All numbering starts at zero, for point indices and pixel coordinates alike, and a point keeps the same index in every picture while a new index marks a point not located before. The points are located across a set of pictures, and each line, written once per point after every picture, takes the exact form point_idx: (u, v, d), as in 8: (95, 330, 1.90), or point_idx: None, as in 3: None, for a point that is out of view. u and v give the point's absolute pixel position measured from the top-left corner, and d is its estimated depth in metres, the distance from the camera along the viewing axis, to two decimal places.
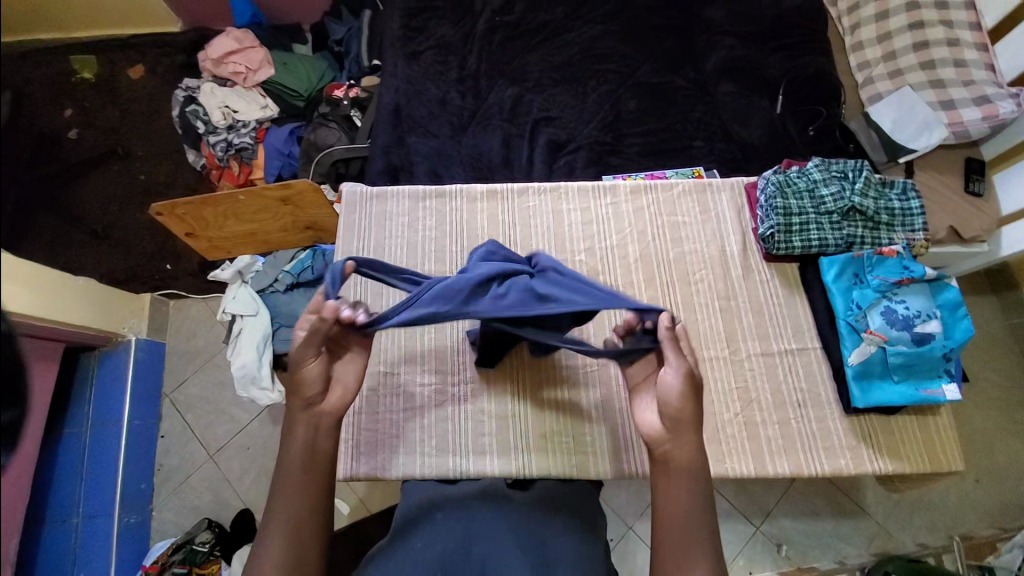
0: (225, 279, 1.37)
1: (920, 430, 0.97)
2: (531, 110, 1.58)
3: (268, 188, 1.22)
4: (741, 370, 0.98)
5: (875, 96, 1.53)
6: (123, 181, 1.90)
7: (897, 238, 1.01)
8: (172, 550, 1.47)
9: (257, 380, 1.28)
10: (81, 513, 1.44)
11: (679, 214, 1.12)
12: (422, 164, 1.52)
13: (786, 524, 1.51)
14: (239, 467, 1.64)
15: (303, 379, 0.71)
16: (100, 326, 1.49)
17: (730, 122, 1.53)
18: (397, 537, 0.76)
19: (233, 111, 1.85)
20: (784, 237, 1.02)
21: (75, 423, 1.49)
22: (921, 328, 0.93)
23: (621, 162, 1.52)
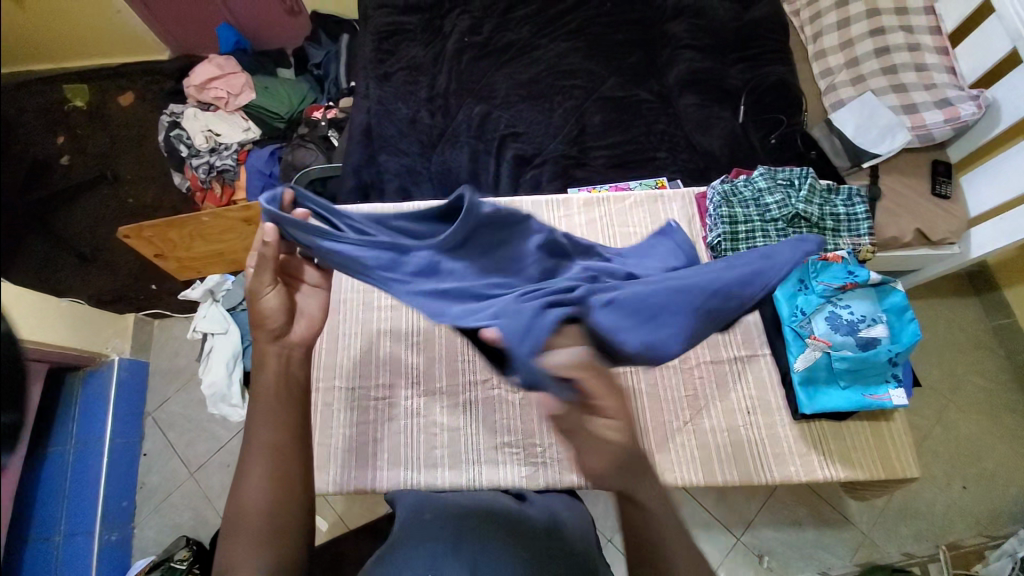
0: (196, 298, 1.38)
1: (873, 436, 0.97)
2: (499, 127, 1.61)
3: (230, 209, 1.28)
4: (690, 378, 1.00)
5: (837, 103, 1.54)
6: (112, 205, 1.92)
7: (842, 242, 1.05)
8: (151, 568, 1.46)
9: (227, 398, 1.30)
10: (63, 530, 1.43)
11: (630, 225, 1.16)
12: (392, 182, 1.54)
13: (766, 535, 1.45)
14: (219, 484, 1.64)
15: (264, 312, 0.71)
16: (85, 346, 1.52)
17: (693, 133, 1.56)
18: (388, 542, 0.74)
19: (216, 135, 1.90)
20: (730, 245, 1.05)
21: (58, 441, 1.48)
22: (866, 332, 0.93)
23: (587, 174, 1.54)
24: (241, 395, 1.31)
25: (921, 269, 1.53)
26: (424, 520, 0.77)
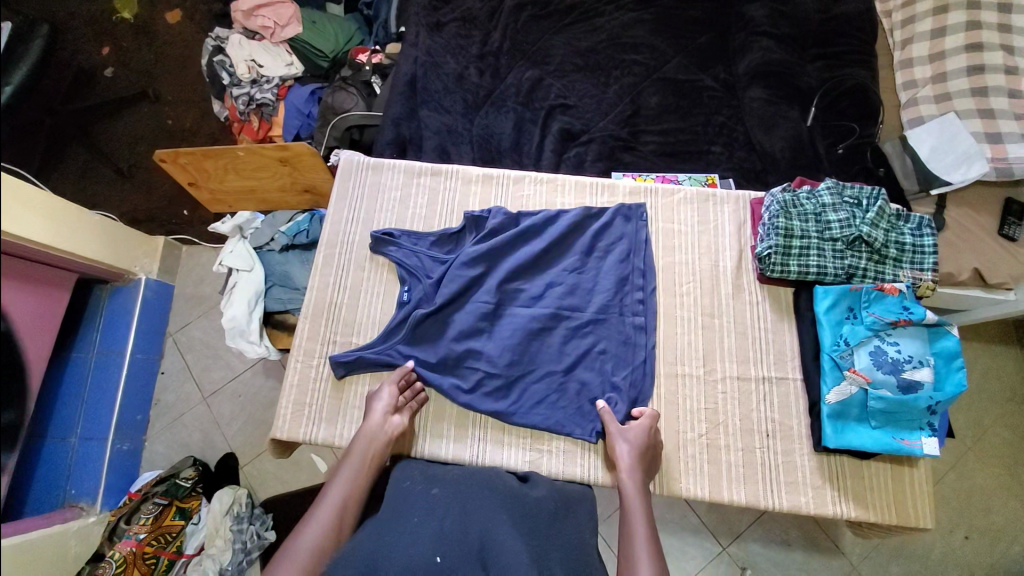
0: (224, 232, 1.38)
1: (892, 480, 0.93)
2: (548, 96, 1.53)
3: (265, 147, 1.23)
4: (712, 391, 0.97)
5: (917, 119, 1.41)
6: (151, 123, 1.90)
7: (902, 274, 0.98)
8: (156, 481, 1.51)
9: (246, 333, 1.29)
10: (79, 433, 1.49)
11: (675, 222, 1.09)
12: (431, 140, 1.49)
13: (753, 549, 1.44)
14: (229, 413, 1.70)
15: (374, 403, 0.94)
16: (112, 262, 1.53)
17: (754, 129, 1.45)
18: (390, 515, 0.75)
19: (258, 66, 1.83)
20: (781, 259, 0.98)
21: (81, 348, 1.54)
22: (910, 374, 0.88)
23: (634, 160, 1.46)
24: (259, 333, 1.31)
25: (969, 310, 1.40)
26: (430, 494, 0.79)
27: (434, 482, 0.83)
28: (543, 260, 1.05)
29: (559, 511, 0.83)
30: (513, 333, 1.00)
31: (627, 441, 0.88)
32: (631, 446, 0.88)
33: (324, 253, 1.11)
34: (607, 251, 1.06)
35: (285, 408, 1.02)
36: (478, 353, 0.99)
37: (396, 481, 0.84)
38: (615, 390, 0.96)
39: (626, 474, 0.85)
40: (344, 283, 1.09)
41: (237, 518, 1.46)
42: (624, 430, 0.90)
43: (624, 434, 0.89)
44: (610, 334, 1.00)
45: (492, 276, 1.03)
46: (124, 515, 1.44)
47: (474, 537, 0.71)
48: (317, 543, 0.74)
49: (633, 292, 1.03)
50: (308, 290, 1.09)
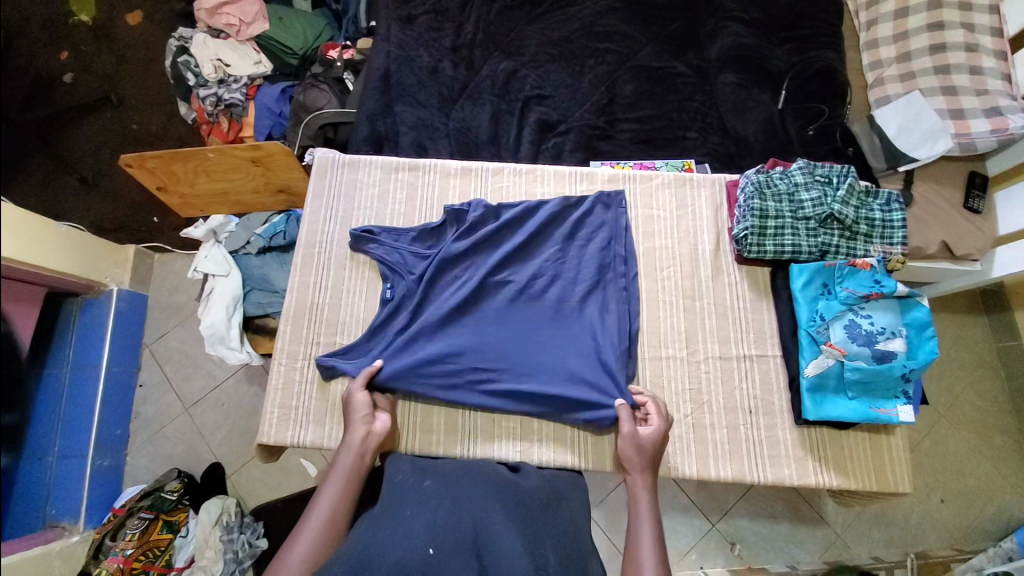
0: (198, 238, 1.35)
1: (870, 448, 0.96)
2: (524, 87, 1.52)
3: (236, 148, 1.20)
4: (696, 371, 0.99)
5: (883, 98, 1.44)
6: (115, 129, 1.83)
7: (873, 249, 1.01)
8: (141, 496, 1.48)
9: (225, 339, 1.26)
10: (56, 452, 1.43)
11: (654, 207, 1.10)
12: (408, 135, 1.47)
13: (742, 524, 1.48)
14: (213, 422, 1.66)
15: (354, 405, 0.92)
16: (84, 273, 1.49)
17: (728, 114, 1.47)
18: (383, 509, 0.75)
19: (224, 65, 1.78)
20: (757, 240, 1.00)
21: (56, 363, 1.47)
22: (883, 345, 0.91)
23: (611, 148, 1.47)
24: (239, 339, 1.28)
25: (941, 283, 1.47)
26: (423, 487, 0.79)
27: (425, 475, 0.83)
28: (526, 253, 1.05)
29: (549, 498, 0.84)
30: (498, 324, 1.01)
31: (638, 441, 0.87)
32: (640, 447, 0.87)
33: (302, 254, 1.09)
34: (588, 240, 1.06)
35: (271, 412, 1.00)
36: (464, 347, 0.98)
37: (389, 478, 0.84)
38: (605, 376, 0.96)
39: (637, 473, 0.85)
40: (325, 283, 1.07)
41: (227, 528, 1.44)
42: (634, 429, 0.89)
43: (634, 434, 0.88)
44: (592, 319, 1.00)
45: (475, 271, 1.03)
46: (109, 532, 1.40)
47: (468, 524, 0.71)
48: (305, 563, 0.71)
49: (616, 280, 1.03)
50: (288, 292, 1.07)
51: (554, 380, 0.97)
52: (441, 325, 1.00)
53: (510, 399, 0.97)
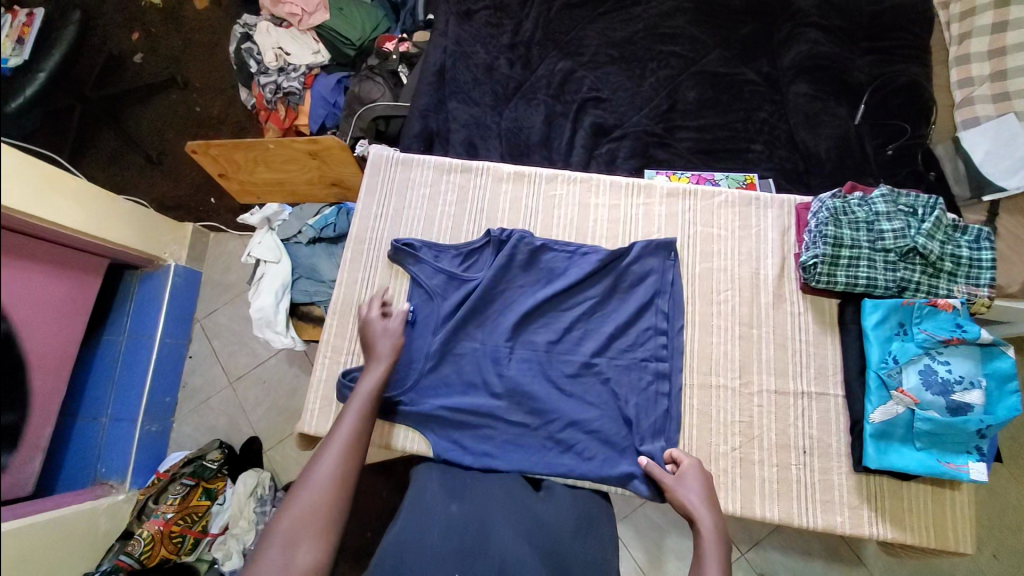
0: (254, 224, 1.40)
1: (932, 503, 0.88)
2: (580, 89, 1.48)
3: (295, 140, 1.22)
4: (748, 405, 0.94)
5: (971, 120, 1.31)
6: (180, 110, 1.92)
7: (957, 289, 0.92)
8: (183, 463, 1.55)
9: (272, 323, 1.30)
10: (110, 414, 1.54)
11: (715, 226, 1.05)
12: (459, 132, 1.45)
13: (773, 557, 1.41)
14: (253, 399, 1.73)
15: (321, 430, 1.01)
16: (144, 248, 1.56)
17: (798, 128, 1.38)
18: (408, 528, 0.74)
19: (285, 53, 1.82)
20: (827, 269, 0.93)
21: (114, 331, 1.59)
22: (959, 396, 0.83)
23: (667, 157, 1.41)
24: (285, 324, 1.32)
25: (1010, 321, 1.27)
26: (450, 513, 0.77)
27: (454, 498, 0.81)
28: (563, 302, 1.01)
29: (584, 527, 0.81)
30: (541, 337, 0.99)
31: (694, 490, 0.83)
32: (698, 495, 0.82)
33: (351, 249, 1.10)
34: (630, 290, 1.01)
35: (313, 405, 1.02)
36: (494, 393, 0.96)
37: (415, 496, 0.82)
38: (643, 426, 0.92)
39: (702, 516, 0.79)
40: (373, 281, 1.08)
41: (260, 500, 1.51)
42: (682, 479, 0.85)
43: (684, 485, 0.84)
44: (640, 347, 0.97)
45: (507, 312, 1.01)
46: (152, 495, 1.48)
47: (492, 558, 0.70)
48: (331, 479, 0.76)
49: (655, 337, 0.97)
50: (336, 287, 1.08)
51: (587, 444, 0.93)
52: (466, 371, 0.98)
53: (542, 456, 0.93)
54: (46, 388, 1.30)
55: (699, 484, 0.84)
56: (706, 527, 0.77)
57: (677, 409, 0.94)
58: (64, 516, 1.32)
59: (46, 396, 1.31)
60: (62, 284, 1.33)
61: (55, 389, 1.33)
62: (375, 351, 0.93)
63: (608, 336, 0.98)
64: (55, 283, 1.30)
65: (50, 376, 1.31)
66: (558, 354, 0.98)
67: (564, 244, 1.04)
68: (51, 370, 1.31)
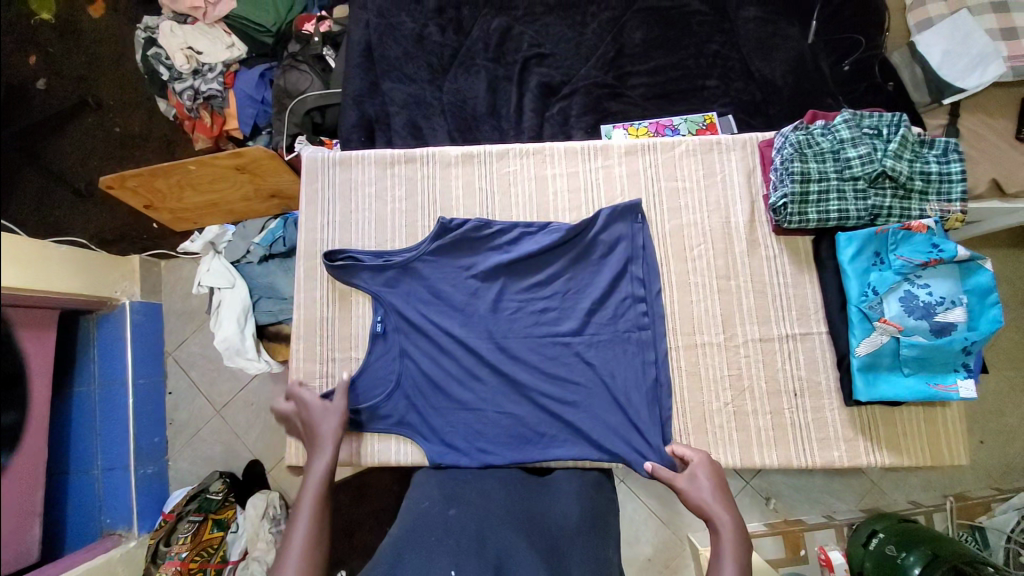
0: (197, 251, 1.30)
1: (925, 421, 0.92)
2: (521, 46, 1.37)
3: (217, 157, 1.11)
4: (735, 357, 0.93)
5: (925, 22, 1.25)
6: (99, 134, 1.74)
7: (929, 208, 0.90)
8: (187, 500, 1.45)
9: (243, 351, 1.23)
10: (100, 465, 1.43)
11: (679, 179, 1.00)
12: (400, 116, 1.34)
13: (775, 479, 1.46)
14: (245, 422, 1.62)
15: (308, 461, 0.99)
16: (92, 292, 1.40)
17: (751, 56, 1.31)
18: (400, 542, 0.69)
19: (196, 53, 1.61)
20: (798, 208, 0.90)
21: (84, 380, 1.45)
22: (942, 317, 0.83)
23: (623, 107, 1.33)
24: (256, 348, 1.24)
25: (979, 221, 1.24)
26: (448, 518, 0.74)
27: (452, 503, 0.78)
28: (531, 283, 0.97)
29: (587, 516, 0.79)
30: (517, 325, 0.96)
31: (705, 488, 0.82)
32: (709, 491, 0.81)
33: (304, 265, 1.03)
34: (601, 261, 0.97)
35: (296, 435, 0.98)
36: (482, 391, 0.94)
37: (415, 504, 0.79)
38: (635, 401, 0.91)
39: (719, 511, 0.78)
40: (331, 295, 1.01)
41: (274, 520, 1.43)
42: (694, 477, 0.84)
43: (696, 484, 0.83)
44: (620, 320, 0.95)
45: (478, 303, 0.97)
46: (162, 538, 1.39)
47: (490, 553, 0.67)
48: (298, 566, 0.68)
49: (635, 305, 0.95)
50: (295, 308, 1.02)
51: (581, 426, 0.92)
52: (445, 372, 0.95)
53: (537, 442, 0.93)
54: (33, 448, 1.21)
55: (711, 480, 0.83)
56: (721, 521, 0.77)
57: (666, 376, 0.93)
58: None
59: (31, 457, 1.20)
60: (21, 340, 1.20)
61: (41, 450, 1.23)
62: (319, 437, 0.88)
63: (588, 314, 0.95)
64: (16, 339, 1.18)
65: (37, 436, 1.22)
66: (539, 340, 0.95)
67: (526, 225, 0.99)
68: (34, 434, 1.21)
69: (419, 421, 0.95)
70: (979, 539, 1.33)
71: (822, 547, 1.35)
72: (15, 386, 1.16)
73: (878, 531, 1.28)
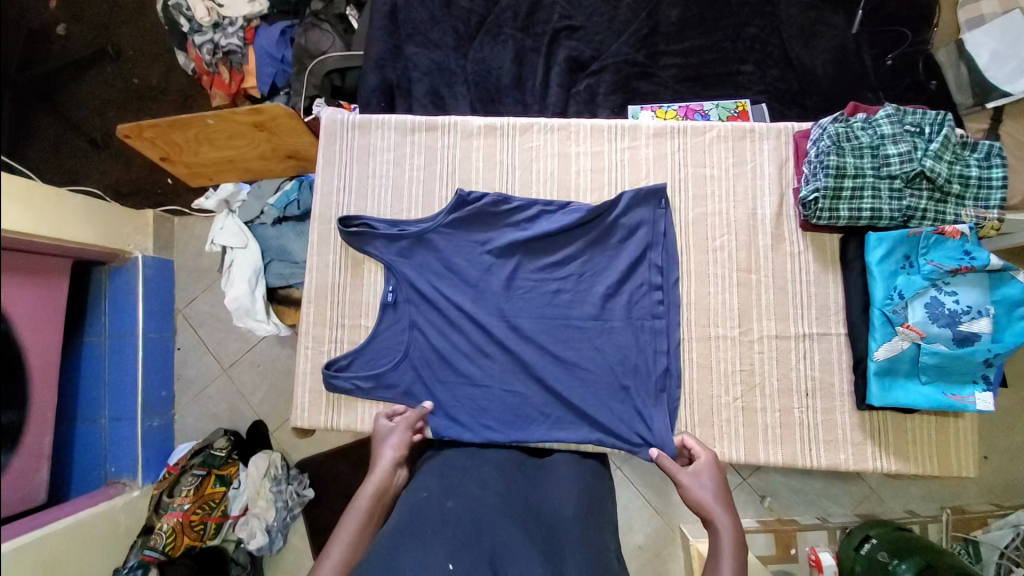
0: (211, 209, 1.29)
1: (936, 432, 0.91)
2: (551, 18, 1.32)
3: (236, 112, 1.09)
4: (748, 353, 0.92)
5: (977, 19, 1.18)
6: (117, 85, 1.72)
7: (965, 213, 0.87)
8: (191, 454, 1.47)
9: (252, 312, 1.22)
10: (107, 414, 1.45)
11: (707, 166, 0.97)
12: (422, 82, 1.30)
13: (772, 478, 1.47)
14: (252, 382, 1.64)
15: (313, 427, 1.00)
16: (106, 243, 1.40)
17: (792, 42, 1.25)
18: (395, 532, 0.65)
19: (218, 6, 1.56)
20: (829, 204, 0.87)
21: (94, 331, 1.44)
22: (967, 326, 0.80)
23: (653, 89, 1.28)
24: (266, 310, 1.24)
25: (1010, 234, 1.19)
26: (445, 510, 0.70)
27: (450, 494, 0.74)
28: (546, 263, 0.95)
29: (585, 508, 0.77)
30: (529, 304, 0.95)
31: (706, 487, 0.81)
32: (710, 491, 0.80)
33: (318, 229, 1.02)
34: (620, 245, 0.95)
35: (303, 397, 0.99)
36: (489, 368, 0.94)
37: (414, 494, 0.76)
38: (643, 389, 0.91)
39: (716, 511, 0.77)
40: (344, 261, 1.01)
41: (276, 480, 1.45)
42: (697, 475, 0.83)
43: (698, 482, 0.82)
44: (635, 307, 0.93)
45: (491, 280, 0.95)
46: (166, 489, 1.41)
47: (486, 546, 0.64)
48: None
49: (650, 293, 0.93)
50: (307, 272, 1.02)
51: (588, 410, 0.91)
52: (453, 347, 0.94)
53: (541, 422, 0.93)
54: (44, 393, 1.23)
55: (715, 482, 0.82)
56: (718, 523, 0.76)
57: (677, 367, 0.92)
58: (80, 520, 1.26)
59: (42, 400, 1.22)
60: (28, 289, 1.20)
61: (52, 395, 1.25)
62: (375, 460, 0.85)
63: (603, 299, 0.94)
64: (23, 289, 1.17)
65: (47, 382, 1.24)
66: (550, 322, 0.94)
67: (545, 203, 0.97)
68: (44, 380, 1.23)
69: (425, 393, 0.95)
70: (971, 553, 1.33)
71: (813, 548, 1.35)
72: (23, 333, 1.17)
73: (871, 537, 1.28)
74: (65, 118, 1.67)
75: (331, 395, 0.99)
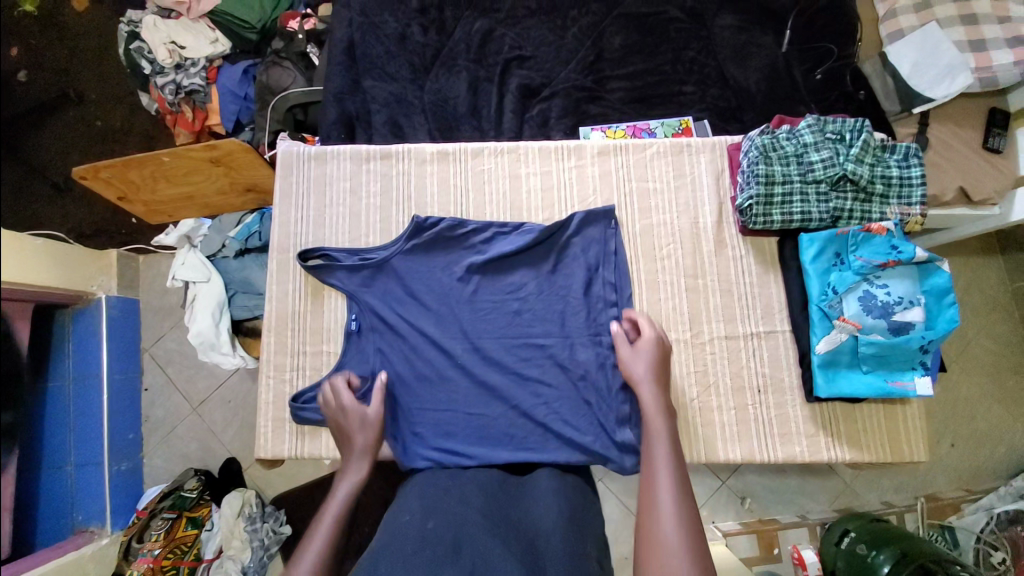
0: (172, 244, 1.29)
1: (885, 419, 0.95)
2: (502, 48, 1.39)
3: (191, 149, 1.11)
4: (701, 355, 0.95)
5: (896, 33, 1.27)
6: (79, 127, 1.72)
7: (890, 211, 0.93)
8: (160, 497, 1.42)
9: (217, 346, 1.22)
10: (73, 460, 1.39)
11: (650, 179, 1.02)
12: (380, 114, 1.34)
13: (751, 480, 1.49)
14: (222, 420, 1.59)
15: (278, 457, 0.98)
16: (67, 284, 1.38)
17: (727, 63, 1.34)
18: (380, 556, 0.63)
19: (179, 48, 1.59)
20: (763, 209, 0.93)
21: (57, 375, 1.39)
22: (899, 316, 0.85)
23: (602, 111, 1.35)
24: (231, 343, 1.24)
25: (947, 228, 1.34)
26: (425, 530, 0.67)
27: (432, 514, 0.71)
28: (506, 283, 0.98)
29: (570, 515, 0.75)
30: (489, 321, 0.97)
31: (644, 360, 0.86)
32: (648, 364, 0.85)
33: (277, 259, 1.03)
34: (572, 260, 0.99)
35: (265, 427, 0.98)
36: (452, 386, 0.94)
37: (395, 519, 0.72)
38: (605, 399, 0.92)
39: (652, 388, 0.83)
40: (304, 289, 1.01)
41: (250, 519, 1.40)
42: (636, 350, 0.88)
43: (637, 355, 0.87)
44: (590, 319, 0.96)
45: (451, 300, 0.97)
46: (135, 534, 1.36)
47: (466, 562, 0.62)
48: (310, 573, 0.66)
49: (604, 304, 0.96)
50: (267, 302, 1.02)
51: (551, 422, 0.92)
52: (415, 368, 0.95)
53: (507, 442, 0.92)
54: None
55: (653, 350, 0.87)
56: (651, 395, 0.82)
57: None
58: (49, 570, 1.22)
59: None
60: None
61: None
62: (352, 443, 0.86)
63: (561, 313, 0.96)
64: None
65: None
66: (510, 338, 0.96)
67: (500, 224, 1.00)
68: None
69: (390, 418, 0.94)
70: (949, 539, 1.35)
71: (795, 545, 1.37)
72: None
73: (850, 531, 1.30)
74: (24, 162, 1.64)
75: (295, 424, 0.98)
